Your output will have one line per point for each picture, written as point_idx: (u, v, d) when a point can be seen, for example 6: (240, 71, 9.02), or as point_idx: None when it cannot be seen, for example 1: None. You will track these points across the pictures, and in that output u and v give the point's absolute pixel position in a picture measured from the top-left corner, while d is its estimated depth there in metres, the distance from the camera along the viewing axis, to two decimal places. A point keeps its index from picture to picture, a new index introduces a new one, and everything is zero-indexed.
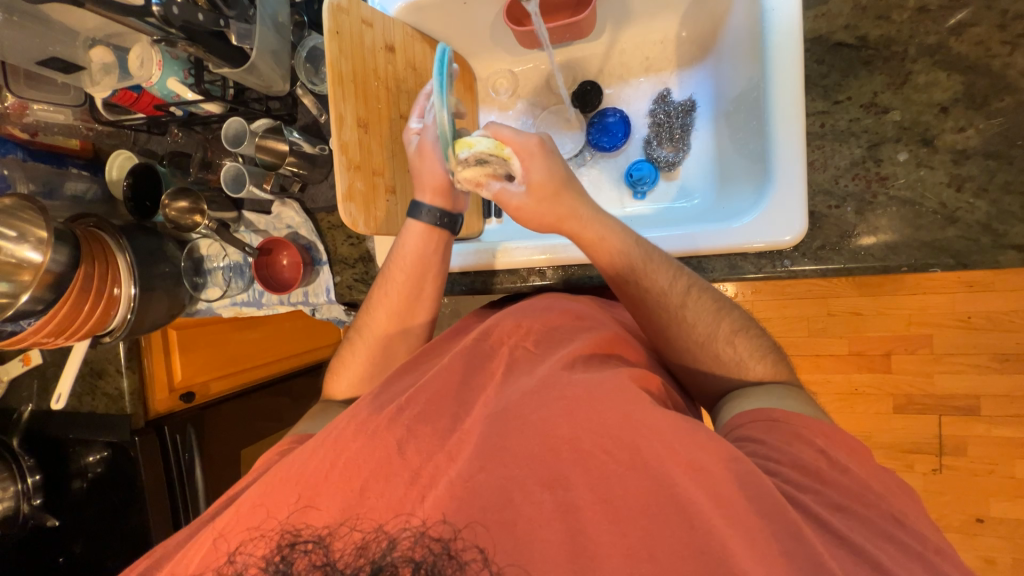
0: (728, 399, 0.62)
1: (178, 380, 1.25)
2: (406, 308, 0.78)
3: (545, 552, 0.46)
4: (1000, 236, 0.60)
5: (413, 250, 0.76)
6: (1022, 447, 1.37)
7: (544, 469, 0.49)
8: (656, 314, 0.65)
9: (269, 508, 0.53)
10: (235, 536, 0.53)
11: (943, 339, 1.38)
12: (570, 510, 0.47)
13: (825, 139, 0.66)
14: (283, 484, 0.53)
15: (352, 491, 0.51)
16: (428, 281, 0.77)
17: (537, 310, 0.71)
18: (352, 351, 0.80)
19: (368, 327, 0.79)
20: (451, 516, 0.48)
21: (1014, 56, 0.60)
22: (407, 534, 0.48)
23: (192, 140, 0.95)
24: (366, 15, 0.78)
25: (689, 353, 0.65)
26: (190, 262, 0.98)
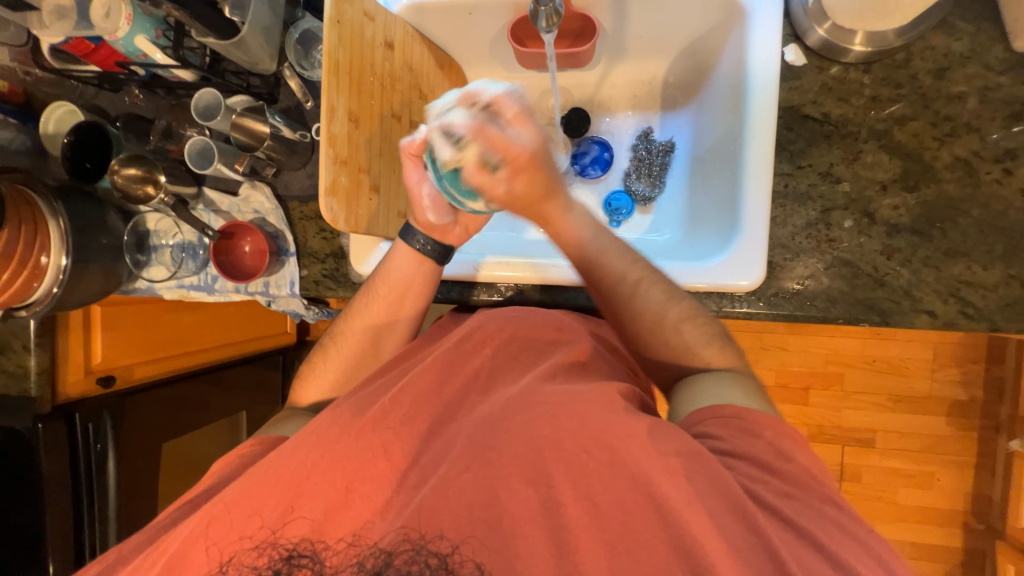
0: (685, 382, 0.66)
1: (96, 361, 1.11)
2: (386, 325, 0.78)
3: (529, 547, 0.50)
4: (916, 301, 0.70)
5: (401, 275, 0.76)
6: (907, 478, 1.57)
7: (533, 473, 0.53)
8: (613, 301, 0.70)
9: (253, 507, 0.55)
10: (219, 536, 0.54)
11: (852, 377, 1.56)
12: (554, 508, 0.52)
13: (787, 199, 0.74)
14: (267, 486, 0.55)
15: (337, 492, 0.55)
16: (410, 303, 0.78)
17: (524, 317, 0.72)
18: (324, 357, 0.79)
19: (343, 335, 0.79)
20: (450, 532, 0.52)
21: (941, 151, 0.70)
22: (407, 548, 0.52)
23: (154, 105, 0.87)
24: (369, 8, 0.76)
25: (652, 348, 0.69)
26: (133, 235, 0.90)
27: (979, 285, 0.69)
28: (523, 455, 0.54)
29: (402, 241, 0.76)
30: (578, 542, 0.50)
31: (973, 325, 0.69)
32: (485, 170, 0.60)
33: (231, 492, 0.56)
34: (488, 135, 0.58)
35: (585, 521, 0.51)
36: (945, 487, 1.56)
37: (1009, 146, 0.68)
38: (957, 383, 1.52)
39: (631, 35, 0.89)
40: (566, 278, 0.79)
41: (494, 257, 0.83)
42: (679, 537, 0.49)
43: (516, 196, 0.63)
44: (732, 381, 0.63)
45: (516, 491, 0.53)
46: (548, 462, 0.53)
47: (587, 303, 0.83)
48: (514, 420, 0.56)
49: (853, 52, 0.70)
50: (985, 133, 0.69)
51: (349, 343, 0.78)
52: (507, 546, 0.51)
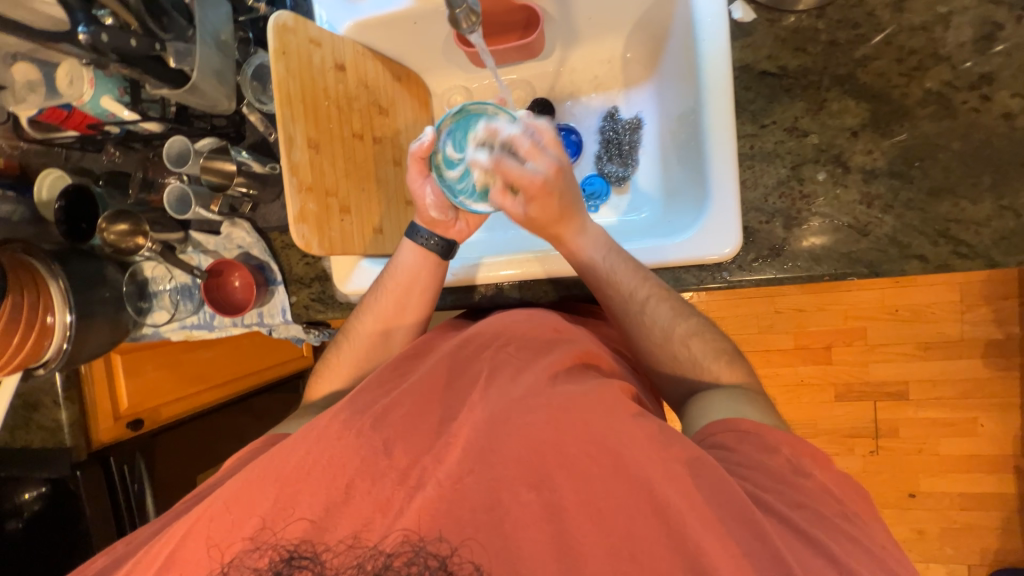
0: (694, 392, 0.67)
1: (124, 407, 1.17)
2: (393, 317, 0.78)
3: (533, 548, 0.49)
4: (904, 247, 0.67)
5: (408, 268, 0.78)
6: (946, 427, 1.50)
7: (532, 473, 0.52)
8: (621, 319, 0.71)
9: (252, 504, 0.54)
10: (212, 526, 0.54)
11: (874, 330, 1.50)
12: (558, 513, 0.50)
13: (755, 160, 0.72)
14: (266, 485, 0.54)
15: (337, 489, 0.53)
16: (421, 294, 0.79)
17: (522, 321, 0.69)
18: (335, 352, 0.80)
19: (354, 331, 0.80)
20: (450, 534, 0.50)
21: (910, 87, 0.66)
22: (407, 549, 0.50)
23: (131, 160, 0.91)
24: (314, 34, 0.77)
25: (657, 364, 0.70)
26: (133, 285, 0.95)
27: (969, 221, 0.65)
28: (522, 456, 0.52)
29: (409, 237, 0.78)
30: (578, 536, 0.50)
31: (969, 264, 0.66)
32: (507, 192, 0.65)
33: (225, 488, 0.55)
34: (518, 145, 0.63)
35: (584, 508, 0.50)
36: (988, 431, 1.48)
37: (984, 71, 0.65)
38: (988, 323, 1.44)
39: (580, 17, 0.88)
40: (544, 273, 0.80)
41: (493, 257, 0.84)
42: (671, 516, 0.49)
43: (530, 218, 0.67)
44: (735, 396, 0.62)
45: (519, 494, 0.51)
46: (545, 454, 0.52)
47: (566, 291, 0.83)
48: (517, 423, 0.54)
49: None
50: (955, 61, 0.65)
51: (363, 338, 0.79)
52: (513, 552, 0.49)
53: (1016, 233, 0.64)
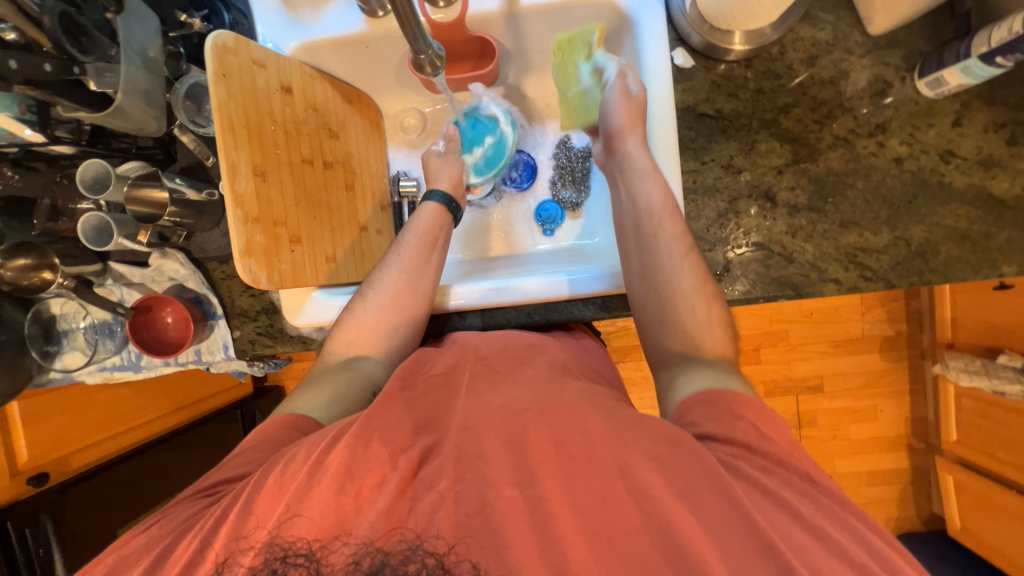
0: (674, 325, 0.68)
1: (23, 462, 1.02)
2: (419, 271, 0.78)
3: (518, 539, 0.46)
4: (822, 272, 0.76)
5: (425, 225, 0.82)
6: (854, 414, 1.71)
7: (517, 471, 0.50)
8: (646, 243, 0.71)
9: (259, 514, 0.50)
10: (219, 538, 0.50)
11: (796, 331, 1.68)
12: (538, 505, 0.48)
13: (697, 193, 0.78)
14: (266, 490, 0.51)
15: (346, 497, 0.49)
16: (439, 248, 0.82)
17: (492, 339, 0.74)
18: (361, 304, 0.76)
19: (381, 281, 0.77)
20: (448, 530, 0.47)
21: (822, 132, 0.76)
22: (404, 547, 0.45)
23: (32, 185, 0.77)
24: (257, 56, 0.73)
25: (661, 312, 0.69)
26: (37, 326, 0.83)
27: (872, 249, 0.76)
28: (504, 456, 0.52)
29: (429, 198, 0.84)
30: (563, 530, 0.47)
31: (873, 285, 0.76)
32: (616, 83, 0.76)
33: (223, 512, 0.51)
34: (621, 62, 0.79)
35: (568, 510, 0.48)
36: (887, 416, 1.71)
37: (878, 121, 0.75)
38: (884, 322, 1.66)
39: (532, 50, 0.91)
40: (519, 297, 0.80)
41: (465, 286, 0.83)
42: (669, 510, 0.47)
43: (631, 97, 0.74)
44: (695, 366, 0.63)
45: (501, 489, 0.49)
46: (528, 448, 0.52)
47: (528, 320, 0.83)
48: (499, 425, 0.54)
49: (733, 51, 0.74)
50: (856, 111, 0.76)
51: (383, 292, 0.76)
52: (499, 545, 0.46)
53: (907, 259, 0.75)
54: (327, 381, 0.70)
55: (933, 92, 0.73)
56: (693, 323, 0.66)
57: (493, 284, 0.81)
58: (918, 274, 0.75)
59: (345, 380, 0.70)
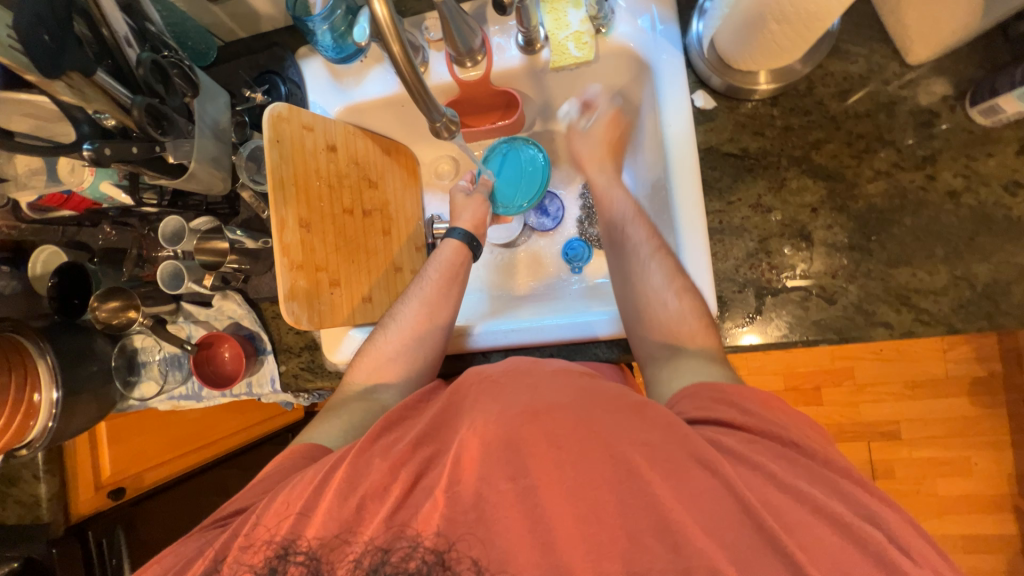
0: (654, 323, 0.71)
1: (106, 476, 1.15)
2: (437, 305, 0.82)
3: (510, 524, 0.50)
4: (870, 315, 0.70)
5: (446, 260, 0.86)
6: (940, 466, 1.50)
7: (509, 465, 0.52)
8: (624, 253, 0.77)
9: (272, 528, 0.56)
10: (237, 550, 0.57)
11: (862, 370, 1.53)
12: (531, 497, 0.51)
13: (724, 234, 0.76)
14: (284, 506, 0.57)
15: (348, 507, 0.54)
16: (462, 281, 0.86)
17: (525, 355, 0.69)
18: (384, 335, 0.81)
19: (403, 316, 0.82)
20: (447, 529, 0.51)
21: (861, 167, 0.72)
22: (405, 543, 0.51)
23: (126, 238, 0.94)
24: (307, 120, 0.82)
25: (639, 310, 0.73)
26: (123, 358, 0.96)
27: (927, 290, 0.69)
28: (499, 456, 0.52)
29: (451, 235, 0.88)
30: (553, 516, 0.50)
31: (931, 330, 0.69)
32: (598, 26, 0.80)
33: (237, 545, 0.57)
34: None
35: (553, 515, 0.50)
36: (982, 471, 1.48)
37: (926, 153, 0.70)
38: (971, 362, 1.47)
39: (556, 100, 0.94)
40: (551, 337, 0.81)
41: (494, 325, 0.85)
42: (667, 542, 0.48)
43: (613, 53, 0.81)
44: (681, 358, 0.67)
45: (495, 483, 0.52)
46: (523, 445, 0.52)
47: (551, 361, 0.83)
48: (493, 424, 0.54)
49: (759, 90, 0.73)
50: (900, 143, 0.71)
51: (405, 324, 0.81)
52: (490, 532, 0.51)
53: (972, 301, 0.68)
54: (346, 412, 0.75)
55: (989, 120, 0.67)
56: (668, 315, 0.70)
57: (521, 322, 0.83)
58: (987, 318, 0.67)
59: (362, 410, 0.75)
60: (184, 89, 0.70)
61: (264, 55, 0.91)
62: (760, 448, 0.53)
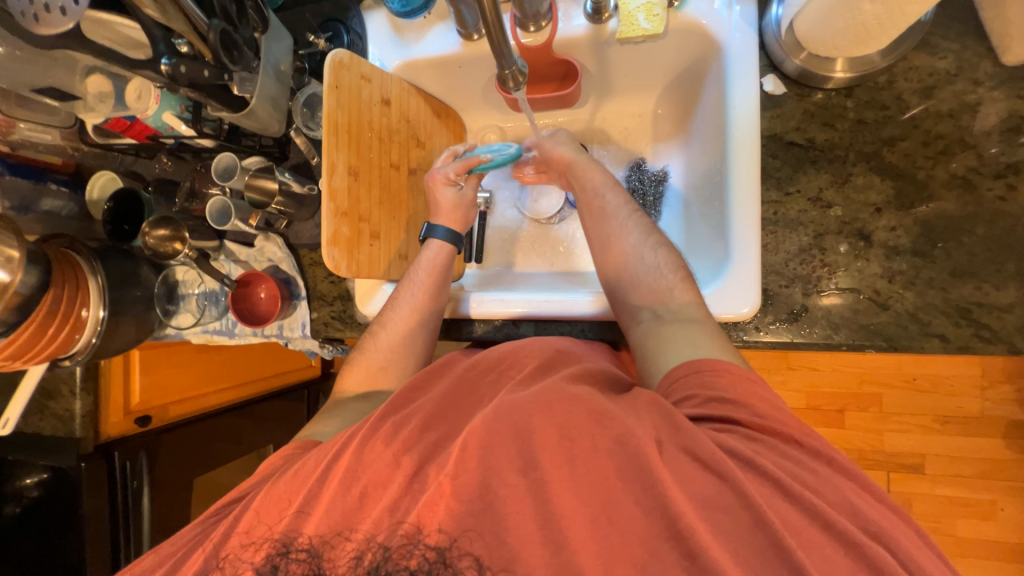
0: (636, 282, 0.74)
1: (135, 402, 1.18)
2: (426, 310, 0.81)
3: (519, 521, 0.48)
4: (924, 325, 0.67)
5: (431, 262, 0.84)
6: (964, 507, 1.43)
7: (519, 456, 0.51)
8: (603, 223, 0.80)
9: (294, 482, 0.57)
10: (247, 518, 0.57)
11: (891, 397, 1.47)
12: (541, 490, 0.49)
13: (778, 225, 0.73)
14: (288, 487, 0.57)
15: (351, 497, 0.54)
16: (443, 290, 0.83)
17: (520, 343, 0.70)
18: (375, 341, 0.81)
19: (392, 321, 0.81)
20: (449, 525, 0.49)
21: (936, 169, 0.68)
22: (404, 539, 0.49)
23: (181, 169, 0.97)
24: (366, 71, 0.82)
25: (620, 271, 0.76)
26: (164, 288, 0.98)
27: (992, 306, 0.65)
28: (509, 444, 0.51)
29: (433, 235, 0.85)
30: (564, 513, 0.48)
31: (991, 348, 0.65)
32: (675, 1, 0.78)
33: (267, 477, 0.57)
34: None
35: (584, 476, 0.49)
36: (1009, 517, 1.41)
37: (1010, 161, 0.66)
38: (1012, 402, 1.39)
39: (615, 75, 0.92)
40: (568, 311, 0.79)
41: (515, 295, 0.84)
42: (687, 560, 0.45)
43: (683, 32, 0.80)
44: (677, 323, 0.67)
45: (505, 477, 0.50)
46: (532, 434, 0.51)
47: (581, 337, 0.82)
48: (500, 414, 0.53)
49: (834, 78, 0.70)
50: (982, 148, 0.67)
51: (393, 330, 0.80)
52: (499, 524, 0.48)
53: None
54: (342, 414, 0.75)
55: None
56: (646, 269, 0.73)
57: (541, 295, 0.82)
58: None
59: (359, 411, 0.76)
60: (255, 22, 0.72)
61: (330, 4, 0.92)
62: (781, 452, 0.51)
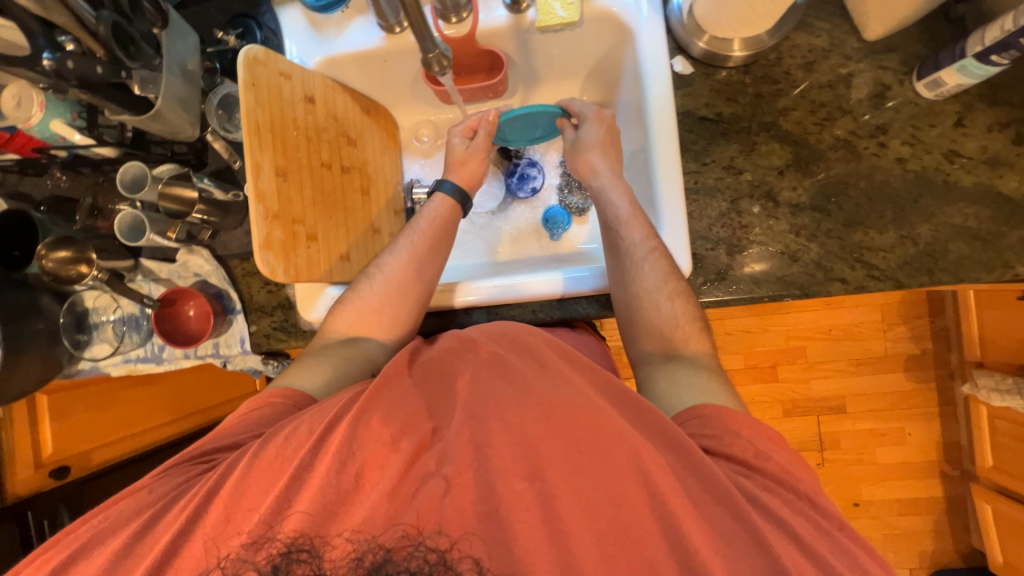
0: (648, 326, 0.73)
1: (48, 454, 1.04)
2: (427, 261, 0.80)
3: (527, 534, 0.46)
4: (828, 271, 0.76)
5: (437, 216, 0.84)
6: (880, 436, 1.63)
7: (526, 463, 0.50)
8: (622, 263, 0.76)
9: (259, 490, 0.50)
10: (208, 528, 0.49)
11: (813, 348, 1.63)
12: (548, 502, 0.48)
13: (699, 194, 0.80)
14: (265, 477, 0.51)
15: (332, 508, 0.48)
16: (445, 244, 0.83)
17: (498, 333, 0.68)
18: (369, 285, 0.78)
19: (391, 269, 0.79)
20: (451, 528, 0.46)
21: (823, 133, 0.77)
22: (406, 543, 0.45)
23: (78, 185, 0.86)
24: (284, 68, 0.79)
25: (634, 312, 0.74)
26: (71, 316, 0.89)
27: (878, 248, 0.75)
28: (511, 447, 0.50)
29: (441, 188, 0.86)
30: (572, 529, 0.47)
31: (880, 284, 0.75)
32: None
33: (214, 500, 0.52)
34: None
35: (562, 450, 0.50)
36: (915, 440, 1.62)
37: (879, 123, 0.77)
38: (908, 339, 1.60)
39: (539, 64, 0.95)
40: (529, 296, 0.81)
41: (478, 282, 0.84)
42: (673, 542, 0.47)
43: (600, 17, 0.83)
44: (678, 364, 0.68)
45: (511, 481, 0.48)
46: (540, 444, 0.51)
47: (533, 317, 0.84)
48: (509, 420, 0.52)
49: (733, 57, 0.78)
50: (856, 114, 0.77)
51: (391, 279, 0.78)
52: (505, 534, 0.46)
53: (916, 258, 0.74)
54: (329, 358, 0.72)
55: (933, 93, 0.74)
56: (662, 319, 0.72)
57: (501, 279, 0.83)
58: (927, 273, 0.74)
59: (344, 358, 0.72)
60: (152, 16, 0.67)
61: None
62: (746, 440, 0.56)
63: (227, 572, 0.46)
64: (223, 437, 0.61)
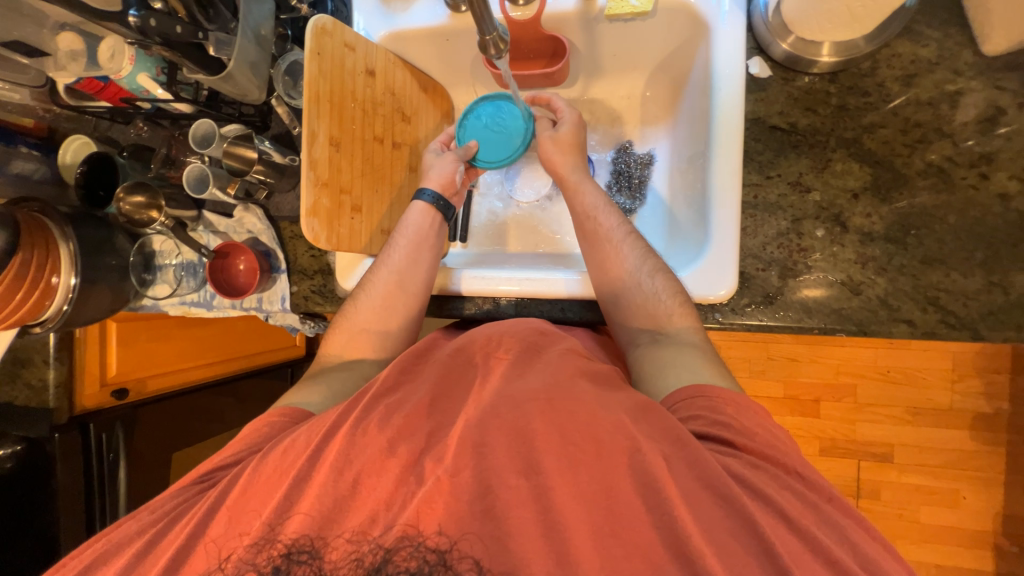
0: (635, 307, 0.72)
1: (111, 374, 1.15)
2: (409, 268, 0.81)
3: (521, 529, 0.46)
4: (894, 311, 0.68)
5: (416, 225, 0.84)
6: (928, 495, 1.48)
7: (521, 458, 0.49)
8: (598, 245, 0.77)
9: (283, 459, 0.54)
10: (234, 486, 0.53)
11: (865, 389, 1.50)
12: (547, 502, 0.47)
13: (757, 209, 0.74)
14: (272, 479, 0.53)
15: (347, 474, 0.51)
16: (428, 249, 0.83)
17: (505, 327, 0.67)
18: (358, 303, 0.80)
19: (375, 281, 0.80)
20: (450, 528, 0.46)
21: (913, 157, 0.69)
22: (406, 545, 0.46)
23: (157, 136, 0.95)
24: (349, 39, 0.80)
25: (619, 301, 0.73)
26: (139, 256, 0.96)
27: (959, 293, 0.67)
28: (513, 445, 0.50)
29: (419, 198, 0.85)
30: (569, 522, 0.46)
31: (955, 333, 0.67)
32: None
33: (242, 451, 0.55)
34: None
35: (567, 458, 0.49)
36: (970, 504, 1.46)
37: (984, 151, 0.67)
38: (979, 394, 1.44)
39: (604, 54, 0.91)
40: (558, 291, 0.79)
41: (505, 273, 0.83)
42: (683, 566, 0.44)
43: (675, 7, 0.78)
44: (700, 366, 0.64)
45: (506, 478, 0.48)
46: (536, 437, 0.50)
47: (561, 315, 0.83)
48: (506, 416, 0.52)
49: (820, 63, 0.71)
50: (958, 138, 0.68)
51: (377, 291, 0.79)
52: (500, 531, 0.46)
53: (1004, 309, 0.66)
54: (327, 379, 0.74)
55: None
56: (644, 295, 0.72)
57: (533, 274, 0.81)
58: (1015, 328, 0.65)
59: (341, 379, 0.74)
60: None
61: None
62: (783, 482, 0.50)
63: (227, 572, 0.49)
64: (235, 450, 0.63)
